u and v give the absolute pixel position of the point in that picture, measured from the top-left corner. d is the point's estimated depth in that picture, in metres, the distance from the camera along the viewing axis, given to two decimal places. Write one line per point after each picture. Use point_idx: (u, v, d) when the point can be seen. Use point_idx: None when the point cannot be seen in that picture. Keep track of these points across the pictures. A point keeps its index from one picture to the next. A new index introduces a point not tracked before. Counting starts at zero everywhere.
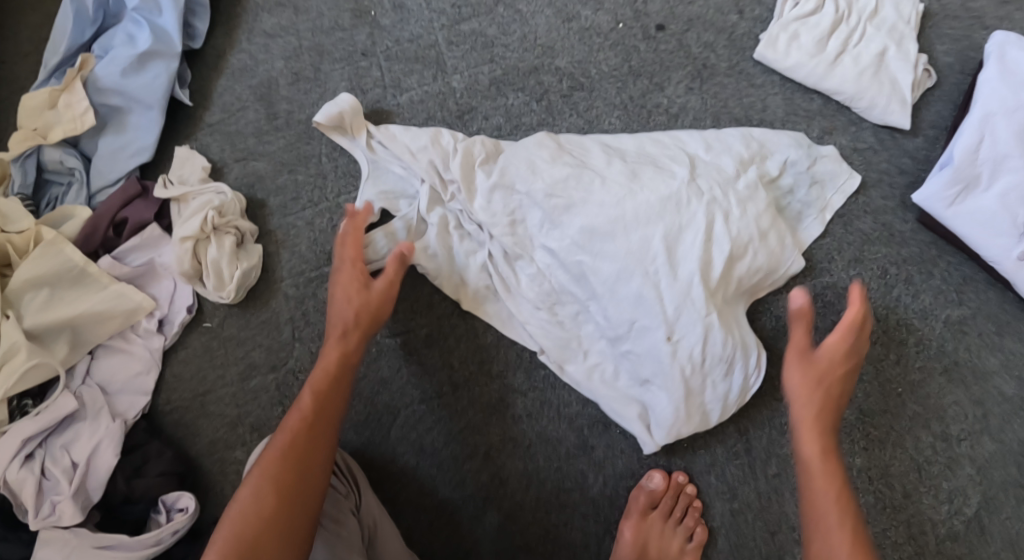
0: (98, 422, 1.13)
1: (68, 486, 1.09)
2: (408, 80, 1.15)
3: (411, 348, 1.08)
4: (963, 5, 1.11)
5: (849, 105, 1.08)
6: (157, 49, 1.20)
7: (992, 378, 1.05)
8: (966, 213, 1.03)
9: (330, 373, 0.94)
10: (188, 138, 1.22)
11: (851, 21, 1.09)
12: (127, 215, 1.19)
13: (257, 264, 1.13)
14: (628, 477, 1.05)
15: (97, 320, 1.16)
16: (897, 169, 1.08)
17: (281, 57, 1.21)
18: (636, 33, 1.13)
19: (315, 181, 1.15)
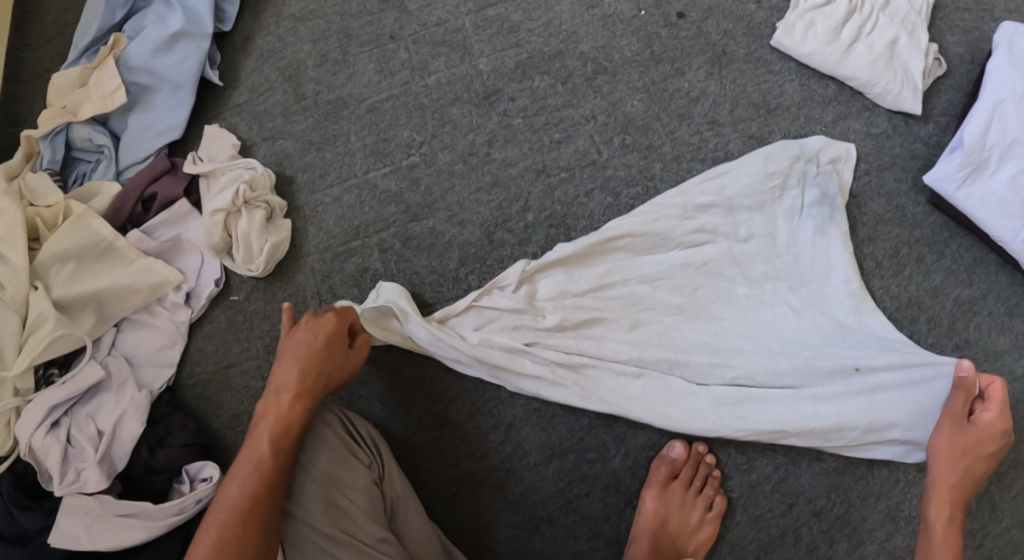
0: (124, 392, 1.15)
1: (93, 454, 1.10)
2: (435, 62, 1.18)
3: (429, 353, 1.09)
4: None
5: (864, 90, 1.12)
6: (189, 30, 1.23)
7: (1002, 357, 1.08)
8: (977, 194, 1.06)
9: (288, 432, 0.97)
10: (216, 118, 1.25)
11: (865, 10, 1.13)
12: (155, 190, 1.21)
13: (286, 238, 1.15)
14: (649, 449, 1.07)
15: (124, 293, 1.18)
16: (909, 153, 1.12)
17: (309, 40, 1.24)
18: (657, 20, 1.16)
19: (342, 159, 1.18)
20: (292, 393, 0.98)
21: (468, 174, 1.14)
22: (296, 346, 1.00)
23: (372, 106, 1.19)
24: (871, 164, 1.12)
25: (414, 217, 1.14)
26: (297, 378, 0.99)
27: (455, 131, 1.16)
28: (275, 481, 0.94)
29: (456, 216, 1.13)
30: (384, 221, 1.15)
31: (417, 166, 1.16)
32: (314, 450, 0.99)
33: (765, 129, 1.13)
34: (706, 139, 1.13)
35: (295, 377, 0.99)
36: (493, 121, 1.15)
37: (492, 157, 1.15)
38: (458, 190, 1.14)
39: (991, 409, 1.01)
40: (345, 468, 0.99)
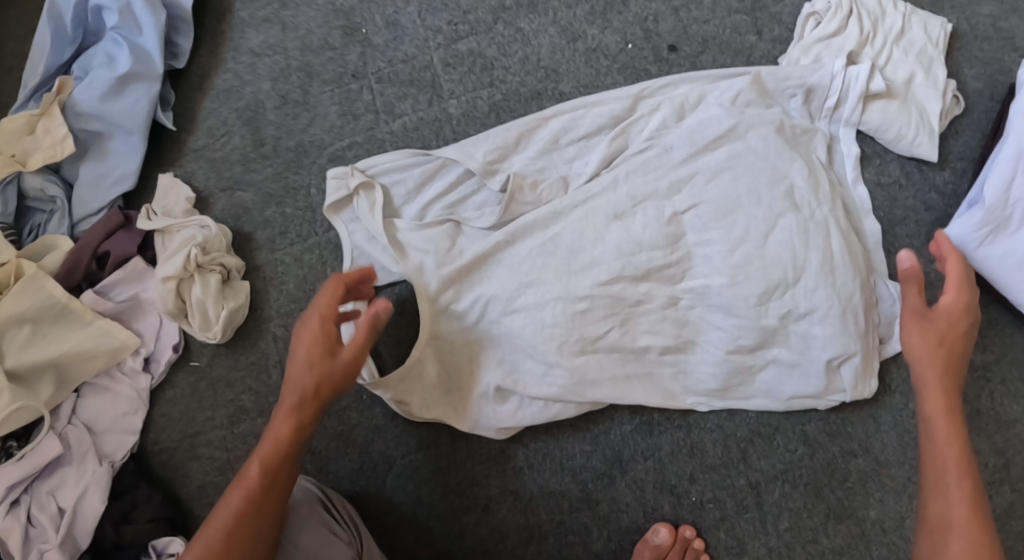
0: (84, 466, 1.09)
1: (54, 536, 1.04)
2: (402, 105, 1.09)
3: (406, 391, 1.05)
4: (993, 26, 1.04)
5: (874, 136, 1.01)
6: (139, 71, 1.13)
7: (1013, 426, 1.01)
8: (998, 253, 0.97)
9: (299, 429, 0.83)
10: (172, 164, 1.16)
11: (877, 43, 1.01)
12: (108, 247, 1.13)
13: (245, 301, 1.08)
14: (633, 532, 1.00)
15: (83, 359, 1.11)
16: (922, 205, 1.02)
17: (267, 78, 1.14)
18: (647, 55, 1.06)
19: (304, 215, 1.09)
20: (315, 341, 0.85)
21: None
22: (314, 308, 0.86)
23: (335, 155, 1.10)
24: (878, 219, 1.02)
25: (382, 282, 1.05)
26: (310, 344, 0.85)
27: None
28: (280, 473, 0.82)
29: None
30: None
31: None
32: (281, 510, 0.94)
33: None
34: None
35: (315, 327, 0.86)
36: None
37: None
38: None
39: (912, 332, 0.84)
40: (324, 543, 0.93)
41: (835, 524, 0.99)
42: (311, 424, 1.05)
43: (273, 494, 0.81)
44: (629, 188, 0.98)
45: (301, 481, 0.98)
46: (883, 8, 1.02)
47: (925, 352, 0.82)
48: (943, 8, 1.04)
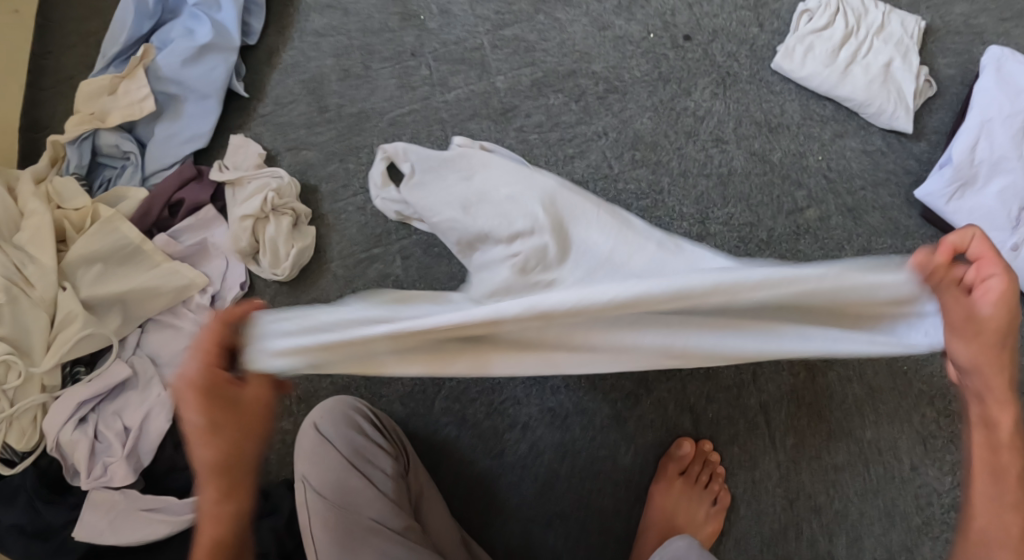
0: (149, 390, 1.19)
1: (120, 450, 1.14)
2: (454, 79, 1.24)
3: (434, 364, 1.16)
4: (965, 22, 1.23)
5: (858, 111, 1.19)
6: (217, 43, 1.28)
7: None
8: (965, 207, 1.13)
9: (222, 466, 0.74)
10: (241, 127, 1.30)
11: (861, 34, 1.19)
12: (182, 196, 1.26)
13: (311, 244, 1.20)
14: (658, 446, 1.12)
15: (149, 295, 1.22)
16: (903, 169, 1.19)
17: (331, 55, 1.29)
18: (666, 42, 1.23)
19: (364, 170, 1.23)
20: (218, 462, 0.74)
21: None
22: (211, 448, 0.73)
23: (393, 120, 1.24)
24: (866, 180, 1.18)
25: None
26: (214, 449, 0.73)
27: None
28: (232, 470, 0.75)
29: None
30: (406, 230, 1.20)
31: None
32: (335, 427, 1.04)
33: (767, 147, 1.19)
34: (711, 156, 1.19)
35: (198, 423, 0.72)
36: (510, 136, 1.22)
37: None
38: None
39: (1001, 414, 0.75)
40: (376, 463, 1.04)
41: (835, 443, 1.13)
42: None
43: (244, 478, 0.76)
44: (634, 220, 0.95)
45: (356, 406, 1.07)
46: (865, 7, 1.20)
47: (988, 358, 0.73)
48: (919, 8, 1.24)
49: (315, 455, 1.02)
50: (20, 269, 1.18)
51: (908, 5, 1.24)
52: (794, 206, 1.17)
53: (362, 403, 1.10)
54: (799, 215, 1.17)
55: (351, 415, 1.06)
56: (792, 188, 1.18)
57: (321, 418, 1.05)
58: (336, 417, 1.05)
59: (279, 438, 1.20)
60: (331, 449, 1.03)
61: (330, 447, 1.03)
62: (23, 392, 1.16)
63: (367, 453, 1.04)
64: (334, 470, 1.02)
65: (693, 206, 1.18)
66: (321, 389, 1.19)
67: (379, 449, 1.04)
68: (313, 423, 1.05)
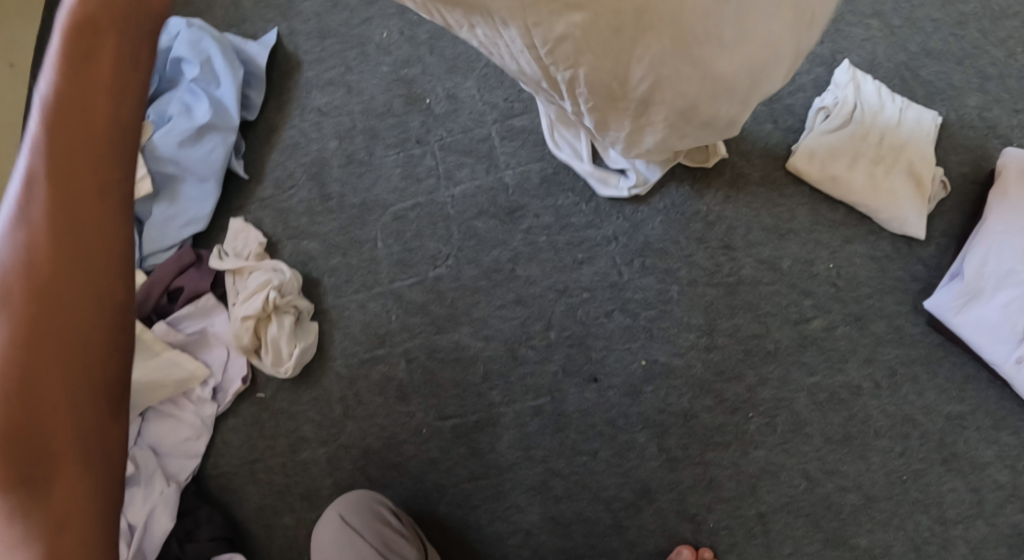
0: (152, 486, 1.18)
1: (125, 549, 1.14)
2: (459, 172, 1.22)
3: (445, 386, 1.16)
4: (979, 114, 1.21)
5: (871, 215, 1.16)
6: (216, 123, 1.25)
7: (987, 468, 1.15)
8: (973, 322, 1.13)
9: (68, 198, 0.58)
10: (241, 209, 1.28)
11: (875, 134, 1.17)
12: (181, 283, 1.24)
13: (314, 340, 1.19)
14: (657, 553, 1.14)
15: (150, 387, 1.19)
16: (910, 276, 1.18)
17: (333, 136, 1.26)
18: None
19: (367, 266, 1.21)
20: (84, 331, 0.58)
21: (492, 291, 1.17)
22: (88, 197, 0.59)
23: (396, 214, 1.22)
24: (873, 288, 1.17)
25: (438, 330, 1.17)
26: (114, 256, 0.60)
27: (481, 245, 1.19)
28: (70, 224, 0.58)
29: (479, 332, 1.17)
30: (408, 331, 1.18)
31: (441, 280, 1.19)
32: (358, 516, 1.10)
33: (776, 255, 1.17)
34: (721, 264, 1.17)
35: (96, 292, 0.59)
36: (518, 238, 1.19)
37: (515, 275, 1.18)
38: (482, 306, 1.17)
39: None
40: (399, 553, 1.08)
41: (830, 550, 1.14)
42: (370, 454, 1.18)
43: (82, 396, 0.57)
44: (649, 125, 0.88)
45: (378, 498, 1.13)
46: (883, 103, 1.18)
47: None
48: (935, 100, 1.22)
49: (342, 543, 1.08)
50: None
51: (924, 96, 1.22)
52: (801, 316, 1.16)
53: (385, 495, 1.15)
54: (806, 325, 1.16)
55: (375, 507, 1.11)
56: (798, 297, 1.16)
57: (348, 510, 1.10)
58: (360, 508, 1.11)
59: (282, 533, 1.20)
60: (358, 538, 1.08)
61: (356, 536, 1.08)
62: None
63: (391, 541, 1.09)
64: (361, 559, 1.07)
65: (701, 317, 1.16)
66: (322, 488, 1.19)
67: (402, 538, 1.09)
68: (336, 512, 1.11)
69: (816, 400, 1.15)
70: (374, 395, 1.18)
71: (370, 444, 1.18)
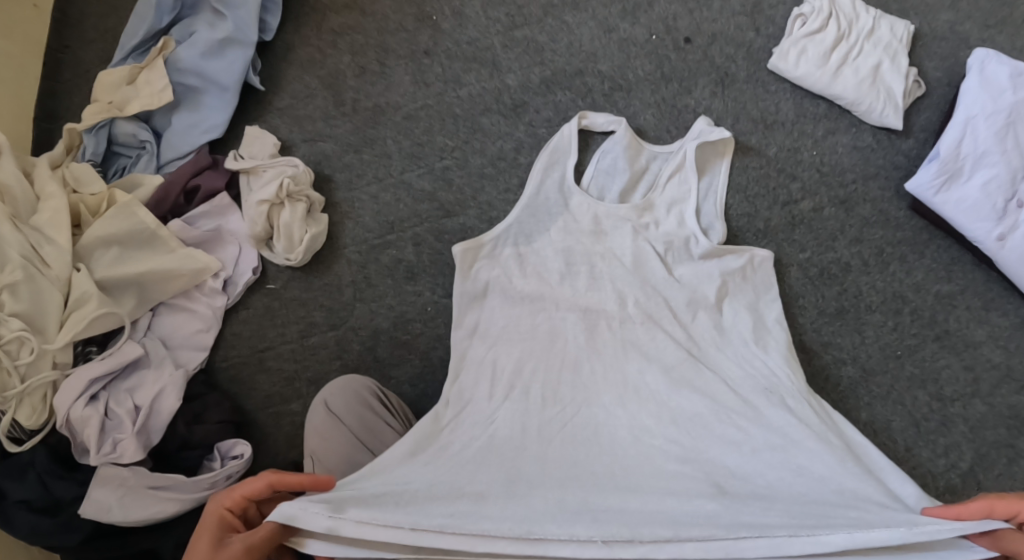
0: (162, 370, 1.20)
1: (130, 426, 1.14)
2: (466, 76, 1.31)
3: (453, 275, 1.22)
4: (951, 29, 1.28)
5: (850, 109, 1.25)
6: (236, 37, 1.33)
7: (981, 346, 1.20)
8: (952, 199, 1.20)
9: None
10: (257, 119, 1.34)
11: (852, 38, 1.26)
12: (198, 182, 1.29)
13: (325, 230, 1.23)
14: None
15: (164, 278, 1.24)
16: (892, 165, 1.25)
17: (348, 52, 1.35)
18: (668, 44, 1.30)
19: (379, 160, 1.27)
20: None
21: (498, 176, 1.26)
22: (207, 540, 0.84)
23: (407, 114, 1.29)
24: (857, 174, 1.25)
25: (446, 213, 1.24)
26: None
27: (485, 137, 1.28)
28: None
29: (484, 214, 1.25)
30: (418, 217, 1.24)
31: (450, 168, 1.26)
32: (340, 406, 1.09)
33: (762, 143, 1.26)
34: None
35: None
36: (521, 130, 1.28)
37: (519, 161, 1.26)
38: (489, 190, 1.25)
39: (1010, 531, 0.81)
40: (385, 439, 1.08)
41: None
42: (378, 334, 1.21)
43: None
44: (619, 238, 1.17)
45: (365, 384, 1.12)
46: (857, 13, 1.27)
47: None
48: (907, 14, 1.29)
49: (324, 428, 1.07)
50: (38, 249, 1.20)
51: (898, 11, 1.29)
52: (790, 198, 1.24)
53: (373, 381, 1.15)
54: (795, 206, 1.24)
55: (361, 392, 1.11)
56: (786, 180, 1.25)
57: (333, 397, 1.10)
58: (344, 395, 1.10)
59: (289, 419, 1.22)
60: (340, 424, 1.08)
61: (339, 422, 1.08)
62: (35, 368, 1.16)
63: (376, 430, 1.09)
64: (342, 444, 1.06)
65: None
66: (331, 371, 1.22)
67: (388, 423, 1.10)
68: (322, 399, 1.10)
69: (808, 274, 1.21)
70: (383, 277, 1.23)
71: (379, 325, 1.21)
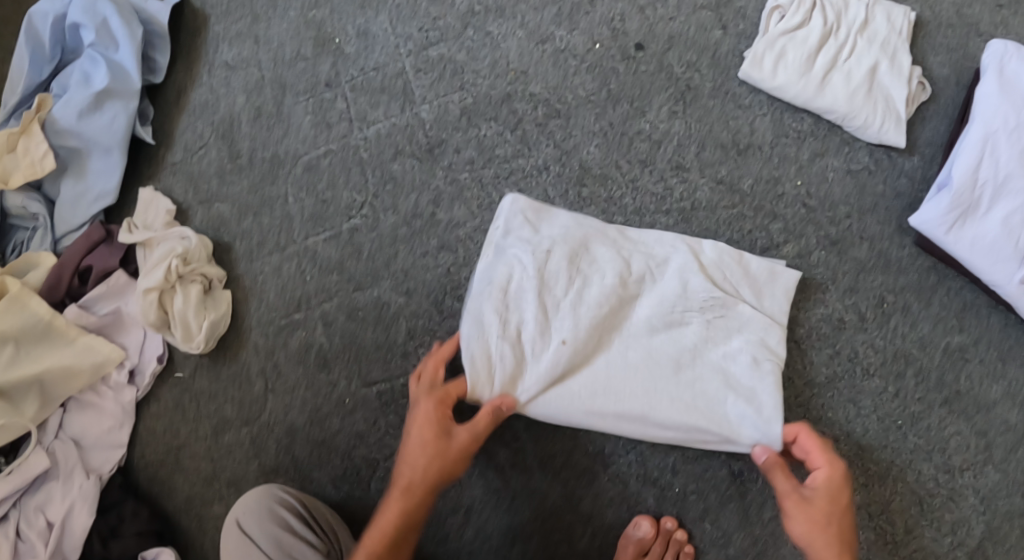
0: (71, 481, 1.09)
1: (42, 551, 1.04)
2: (374, 112, 1.09)
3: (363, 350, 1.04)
4: (959, 12, 1.06)
5: (841, 124, 1.03)
6: (115, 89, 1.15)
7: (996, 408, 1.00)
8: (968, 240, 0.97)
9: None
10: (152, 179, 1.17)
11: (841, 34, 1.03)
12: (91, 262, 1.13)
13: (226, 312, 1.08)
14: (618, 527, 0.99)
15: (65, 376, 1.10)
16: (894, 190, 1.03)
17: (242, 90, 1.15)
18: (615, 54, 1.06)
19: (280, 223, 1.09)
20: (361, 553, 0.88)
21: (412, 238, 1.05)
22: None
23: (307, 164, 1.10)
24: (852, 206, 1.03)
25: (357, 287, 1.05)
26: None
27: (398, 189, 1.06)
28: None
29: (401, 285, 1.04)
30: (325, 291, 1.06)
31: (358, 231, 1.06)
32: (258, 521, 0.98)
33: (735, 173, 1.03)
34: (673, 186, 1.03)
35: None
36: (438, 176, 1.06)
37: (437, 218, 1.05)
38: (404, 255, 1.05)
39: (821, 467, 0.89)
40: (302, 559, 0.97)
41: None
42: (294, 432, 1.06)
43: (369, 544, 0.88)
44: (545, 264, 0.97)
45: (278, 497, 1.00)
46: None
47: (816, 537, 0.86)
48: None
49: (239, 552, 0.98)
50: None
51: None
52: (769, 243, 1.02)
53: (288, 489, 1.02)
54: (775, 252, 1.02)
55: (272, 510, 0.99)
56: (765, 220, 1.02)
57: (246, 515, 0.99)
58: (259, 514, 0.99)
59: (212, 524, 1.10)
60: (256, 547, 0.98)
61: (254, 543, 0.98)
62: None
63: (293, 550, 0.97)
64: None
65: None
66: (249, 473, 1.08)
67: (304, 546, 0.97)
68: (235, 519, 0.99)
69: (793, 337, 1.01)
70: (294, 365, 1.06)
71: (294, 421, 1.06)
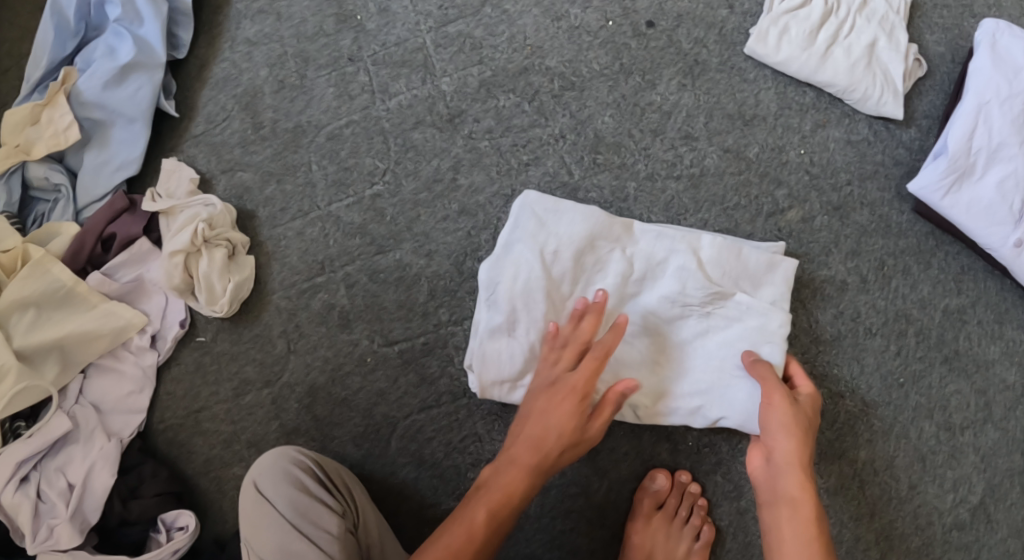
0: (92, 442, 1.10)
1: (63, 510, 1.05)
2: (395, 84, 1.14)
3: (382, 308, 1.09)
4: None
5: (841, 97, 1.08)
6: (139, 61, 1.17)
7: (993, 366, 1.05)
8: (964, 203, 1.02)
9: None
10: (174, 150, 1.20)
11: (843, 12, 1.09)
12: (114, 230, 1.15)
13: (249, 275, 1.11)
14: (632, 480, 1.03)
15: (87, 340, 1.12)
16: (892, 160, 1.09)
17: (265, 64, 1.19)
18: (627, 30, 1.12)
19: (302, 191, 1.13)
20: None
21: (433, 203, 1.10)
22: None
23: (331, 134, 1.14)
24: (852, 173, 1.08)
25: (380, 249, 1.10)
26: None
27: (419, 156, 1.11)
28: None
29: (422, 247, 1.10)
30: (349, 254, 1.11)
31: (380, 197, 1.11)
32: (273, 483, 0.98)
33: (742, 142, 1.09)
34: (683, 154, 1.08)
35: None
36: (457, 144, 1.11)
37: (457, 184, 1.10)
38: (424, 219, 1.10)
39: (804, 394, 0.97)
40: (319, 519, 0.96)
41: (824, 465, 1.04)
42: (316, 391, 1.10)
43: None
44: (554, 268, 0.99)
45: (295, 458, 1.00)
46: None
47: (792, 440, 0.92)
48: None
49: (254, 513, 0.97)
50: None
51: None
52: (775, 208, 1.07)
53: (306, 452, 1.02)
54: (780, 217, 1.07)
55: (290, 470, 0.99)
56: (771, 187, 1.08)
57: (263, 476, 0.99)
58: (276, 473, 0.99)
59: (232, 484, 1.13)
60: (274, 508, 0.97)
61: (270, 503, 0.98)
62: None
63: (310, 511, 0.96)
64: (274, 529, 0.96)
65: (663, 214, 1.07)
66: (270, 432, 1.11)
67: (322, 505, 0.97)
68: (251, 481, 0.99)
69: (798, 297, 1.06)
70: (316, 325, 1.11)
71: (315, 380, 1.10)
